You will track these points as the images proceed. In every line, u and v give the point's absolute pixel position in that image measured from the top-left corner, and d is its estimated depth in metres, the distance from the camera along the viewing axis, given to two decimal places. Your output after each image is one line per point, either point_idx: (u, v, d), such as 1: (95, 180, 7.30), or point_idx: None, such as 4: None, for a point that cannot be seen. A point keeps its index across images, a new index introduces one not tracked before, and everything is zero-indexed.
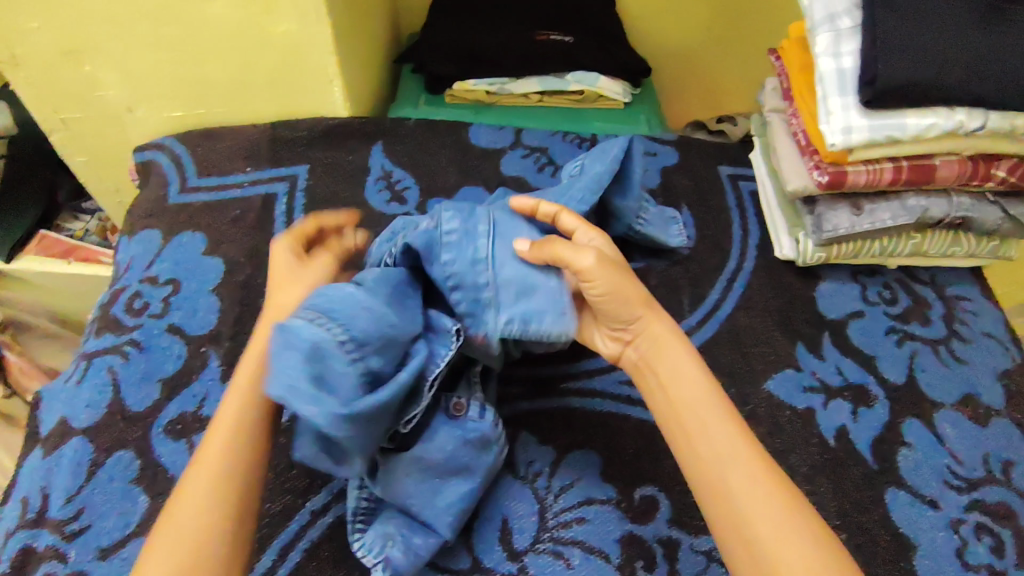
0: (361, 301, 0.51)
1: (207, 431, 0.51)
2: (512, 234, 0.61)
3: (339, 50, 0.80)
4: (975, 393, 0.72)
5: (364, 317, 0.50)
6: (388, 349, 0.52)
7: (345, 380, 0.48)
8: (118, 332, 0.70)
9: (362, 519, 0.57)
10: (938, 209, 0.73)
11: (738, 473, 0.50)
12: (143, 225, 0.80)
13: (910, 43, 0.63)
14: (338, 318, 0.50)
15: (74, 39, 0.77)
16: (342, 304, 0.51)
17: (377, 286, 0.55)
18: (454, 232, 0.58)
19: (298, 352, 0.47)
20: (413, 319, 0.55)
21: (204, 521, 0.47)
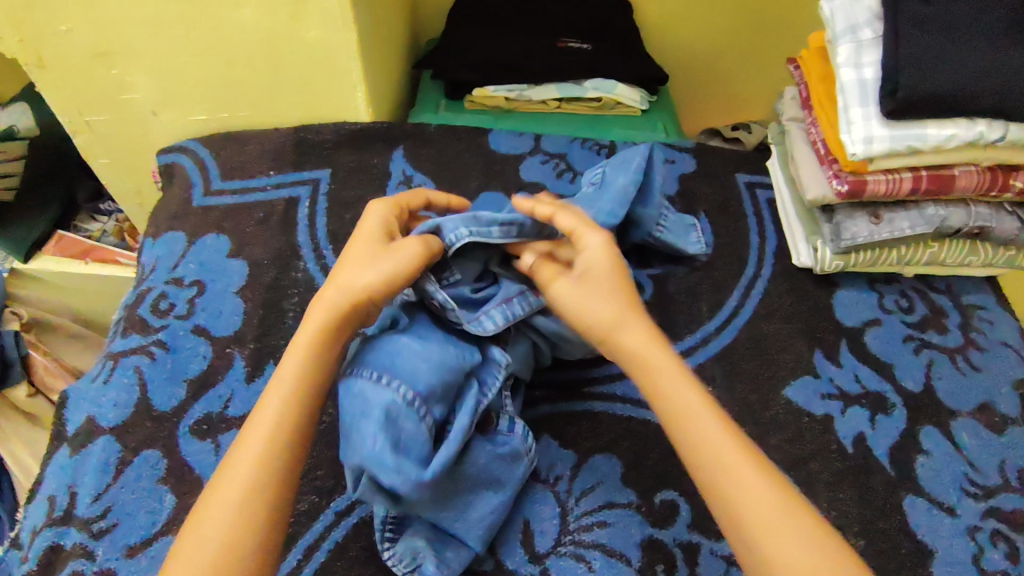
0: (414, 354, 0.54)
1: (241, 433, 0.50)
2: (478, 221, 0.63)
3: (364, 56, 0.81)
4: (992, 401, 0.73)
5: (422, 372, 0.53)
6: (445, 394, 0.55)
7: (418, 438, 0.51)
8: (144, 332, 0.71)
9: (391, 529, 0.56)
10: (957, 219, 0.74)
11: (740, 470, 0.49)
12: (168, 226, 0.81)
13: (931, 55, 0.64)
14: (402, 377, 0.53)
15: (104, 43, 0.78)
16: (403, 362, 0.54)
17: (430, 332, 0.58)
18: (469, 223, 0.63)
19: (373, 417, 0.50)
20: (465, 355, 0.57)
21: (243, 519, 0.46)
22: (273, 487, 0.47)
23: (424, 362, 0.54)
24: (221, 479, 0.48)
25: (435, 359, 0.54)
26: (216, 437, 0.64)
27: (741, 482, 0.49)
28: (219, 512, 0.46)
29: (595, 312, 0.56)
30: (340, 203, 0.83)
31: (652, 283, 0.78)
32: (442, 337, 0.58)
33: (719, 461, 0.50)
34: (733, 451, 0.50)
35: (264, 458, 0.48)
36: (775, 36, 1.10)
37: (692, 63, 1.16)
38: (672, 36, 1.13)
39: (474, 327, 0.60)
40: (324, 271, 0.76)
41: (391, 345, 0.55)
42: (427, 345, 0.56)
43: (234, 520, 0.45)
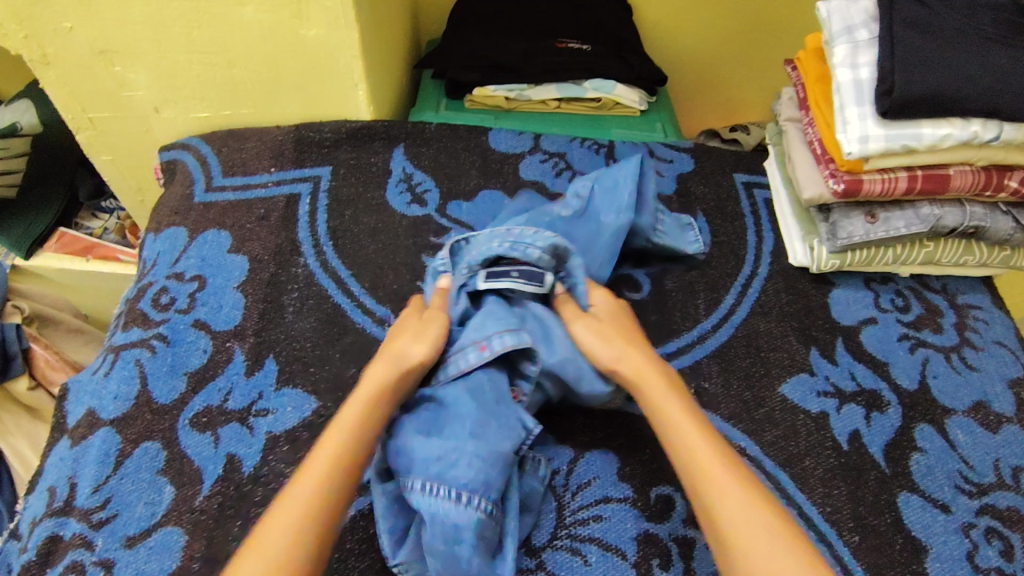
0: (482, 462, 0.54)
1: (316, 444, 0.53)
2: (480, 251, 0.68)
3: (365, 54, 0.81)
4: (986, 400, 0.73)
5: (490, 479, 0.54)
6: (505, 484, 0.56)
7: (490, 542, 0.54)
8: (145, 326, 0.72)
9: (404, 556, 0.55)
10: (952, 218, 0.74)
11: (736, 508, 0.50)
12: (170, 222, 0.81)
13: (925, 55, 0.65)
14: (473, 490, 0.53)
15: (107, 40, 0.79)
16: (472, 472, 0.53)
17: (483, 423, 0.56)
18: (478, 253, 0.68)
19: (464, 539, 0.52)
20: (511, 430, 0.57)
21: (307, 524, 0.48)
22: (313, 549, 0.48)
23: (495, 471, 0.54)
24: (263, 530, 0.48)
25: (497, 464, 0.55)
26: (215, 429, 0.65)
27: (731, 520, 0.49)
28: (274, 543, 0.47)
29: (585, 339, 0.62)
30: (340, 200, 0.83)
31: (650, 281, 0.79)
32: (495, 422, 0.56)
33: (717, 488, 0.51)
34: (733, 488, 0.51)
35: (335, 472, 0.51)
36: (773, 38, 1.11)
37: (692, 64, 1.17)
38: (670, 38, 1.14)
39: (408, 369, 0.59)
40: (324, 267, 0.77)
41: (452, 454, 0.54)
42: (489, 448, 0.55)
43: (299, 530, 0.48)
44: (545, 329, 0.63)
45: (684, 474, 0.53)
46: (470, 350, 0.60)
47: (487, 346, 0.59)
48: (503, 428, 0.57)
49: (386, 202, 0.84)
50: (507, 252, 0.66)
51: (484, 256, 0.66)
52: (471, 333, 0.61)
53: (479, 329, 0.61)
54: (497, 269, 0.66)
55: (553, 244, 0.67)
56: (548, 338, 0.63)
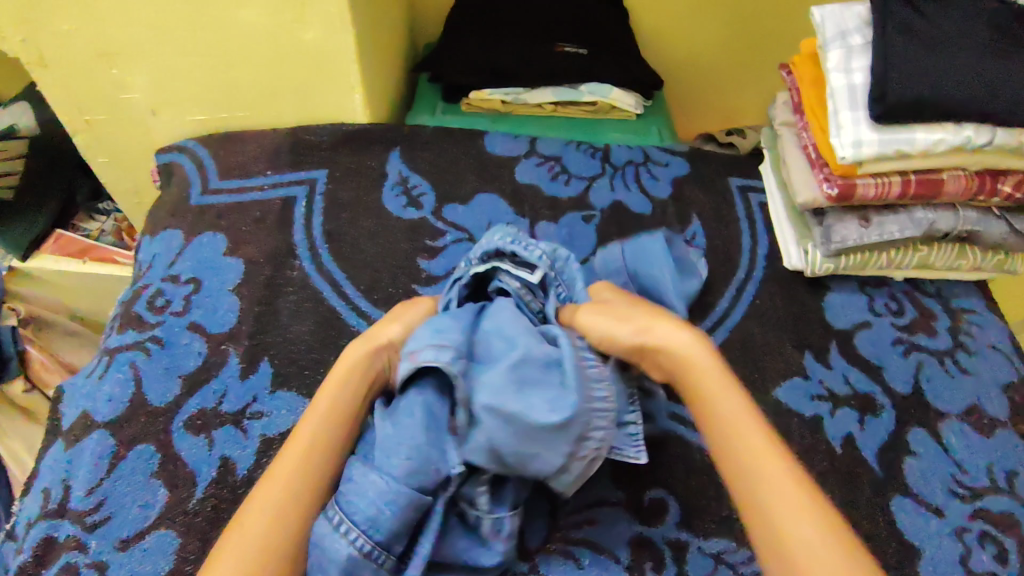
0: (377, 495, 0.49)
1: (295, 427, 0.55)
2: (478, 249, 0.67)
3: (362, 57, 0.82)
4: (980, 404, 0.73)
5: (383, 518, 0.49)
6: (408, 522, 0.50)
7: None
8: (141, 329, 0.72)
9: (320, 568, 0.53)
10: (945, 223, 0.75)
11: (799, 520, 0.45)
12: (166, 225, 0.82)
13: (918, 61, 0.66)
14: (360, 526, 0.48)
15: (105, 43, 0.79)
16: (360, 506, 0.49)
17: (390, 452, 0.50)
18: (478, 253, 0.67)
19: (330, 573, 0.48)
20: (426, 462, 0.50)
21: (290, 501, 0.50)
22: (289, 546, 0.48)
23: (393, 509, 0.49)
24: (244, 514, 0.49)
25: (397, 502, 0.49)
26: (210, 432, 0.65)
27: (809, 543, 0.44)
28: (254, 527, 0.48)
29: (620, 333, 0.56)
30: (337, 203, 0.83)
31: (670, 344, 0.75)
32: (405, 452, 0.50)
33: (782, 505, 0.46)
34: (803, 503, 0.46)
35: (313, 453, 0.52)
36: (769, 43, 1.12)
37: (689, 68, 1.17)
38: (667, 42, 1.14)
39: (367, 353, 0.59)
40: (320, 271, 0.77)
41: (354, 486, 0.50)
42: (392, 480, 0.50)
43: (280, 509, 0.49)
44: (497, 349, 0.55)
45: (749, 485, 0.48)
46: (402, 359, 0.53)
47: (411, 355, 0.53)
48: (417, 459, 0.50)
49: (382, 205, 0.84)
50: (505, 245, 0.65)
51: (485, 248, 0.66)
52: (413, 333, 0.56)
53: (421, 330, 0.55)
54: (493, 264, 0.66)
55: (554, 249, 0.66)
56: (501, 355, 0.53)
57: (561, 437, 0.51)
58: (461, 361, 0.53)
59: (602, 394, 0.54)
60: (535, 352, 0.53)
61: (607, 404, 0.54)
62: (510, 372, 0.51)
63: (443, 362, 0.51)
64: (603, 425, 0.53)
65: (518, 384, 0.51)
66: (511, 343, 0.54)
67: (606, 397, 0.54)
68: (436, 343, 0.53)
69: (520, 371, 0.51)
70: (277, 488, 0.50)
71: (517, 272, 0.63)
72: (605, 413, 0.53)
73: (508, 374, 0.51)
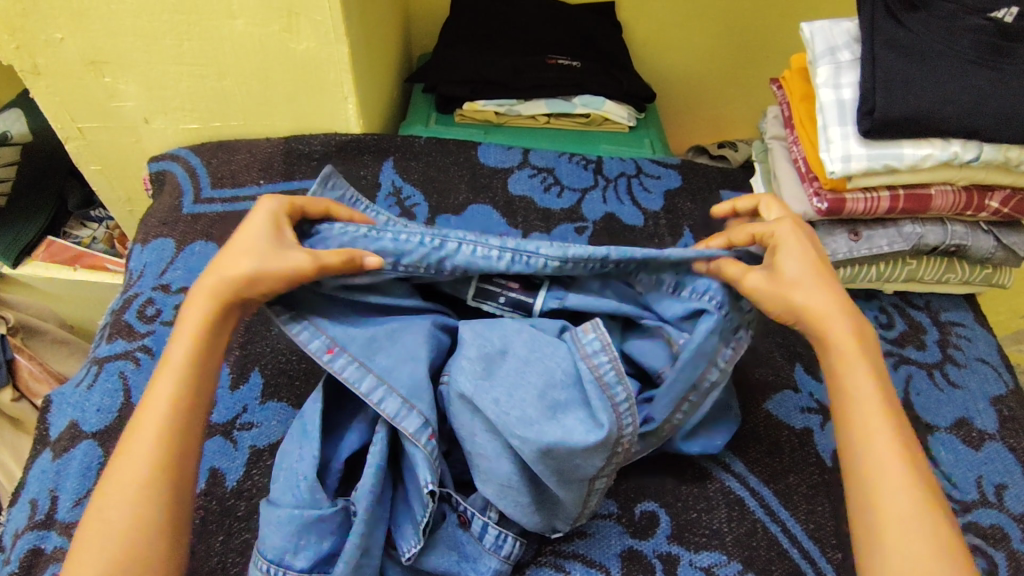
0: (265, 521, 0.52)
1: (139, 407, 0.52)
2: (463, 241, 0.59)
3: (355, 68, 0.82)
4: (968, 417, 0.74)
5: (276, 537, 0.51)
6: (318, 529, 0.52)
7: None
8: (131, 338, 0.71)
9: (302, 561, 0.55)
10: (934, 236, 0.75)
11: (902, 504, 0.49)
12: (157, 233, 0.81)
13: (906, 77, 0.67)
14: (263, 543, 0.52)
15: (98, 51, 0.79)
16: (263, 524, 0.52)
17: (275, 476, 0.54)
18: (460, 246, 0.59)
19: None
20: (307, 472, 0.53)
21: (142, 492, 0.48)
22: (154, 531, 0.47)
23: (269, 529, 0.52)
24: (102, 498, 0.48)
25: (287, 524, 0.51)
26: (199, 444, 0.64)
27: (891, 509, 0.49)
28: (109, 524, 0.47)
29: (731, 266, 0.59)
30: None
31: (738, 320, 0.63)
32: (282, 471, 0.54)
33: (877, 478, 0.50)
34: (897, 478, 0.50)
35: (161, 438, 0.50)
36: (762, 57, 1.13)
37: (681, 81, 1.18)
38: (659, 56, 1.15)
39: (285, 326, 0.58)
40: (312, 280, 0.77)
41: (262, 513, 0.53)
42: (271, 508, 0.52)
43: (135, 501, 0.48)
44: (507, 367, 0.55)
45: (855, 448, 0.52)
46: (321, 341, 0.57)
47: (330, 359, 0.56)
48: (288, 480, 0.53)
49: None
50: (504, 265, 0.59)
51: (476, 264, 0.59)
52: (336, 331, 0.58)
53: (350, 339, 0.58)
54: (488, 284, 0.63)
55: (561, 258, 0.58)
56: (511, 386, 0.54)
57: (597, 453, 0.53)
58: (400, 403, 0.54)
59: (625, 397, 0.55)
60: (552, 372, 0.55)
61: (633, 412, 0.55)
62: (541, 402, 0.53)
63: (359, 391, 0.55)
64: (634, 423, 0.55)
65: (547, 410, 0.53)
66: (519, 364, 0.55)
67: (629, 398, 0.55)
68: (352, 359, 0.56)
69: (545, 397, 0.54)
70: (136, 471, 0.49)
71: (512, 316, 0.62)
72: (633, 413, 0.55)
73: (536, 403, 0.53)
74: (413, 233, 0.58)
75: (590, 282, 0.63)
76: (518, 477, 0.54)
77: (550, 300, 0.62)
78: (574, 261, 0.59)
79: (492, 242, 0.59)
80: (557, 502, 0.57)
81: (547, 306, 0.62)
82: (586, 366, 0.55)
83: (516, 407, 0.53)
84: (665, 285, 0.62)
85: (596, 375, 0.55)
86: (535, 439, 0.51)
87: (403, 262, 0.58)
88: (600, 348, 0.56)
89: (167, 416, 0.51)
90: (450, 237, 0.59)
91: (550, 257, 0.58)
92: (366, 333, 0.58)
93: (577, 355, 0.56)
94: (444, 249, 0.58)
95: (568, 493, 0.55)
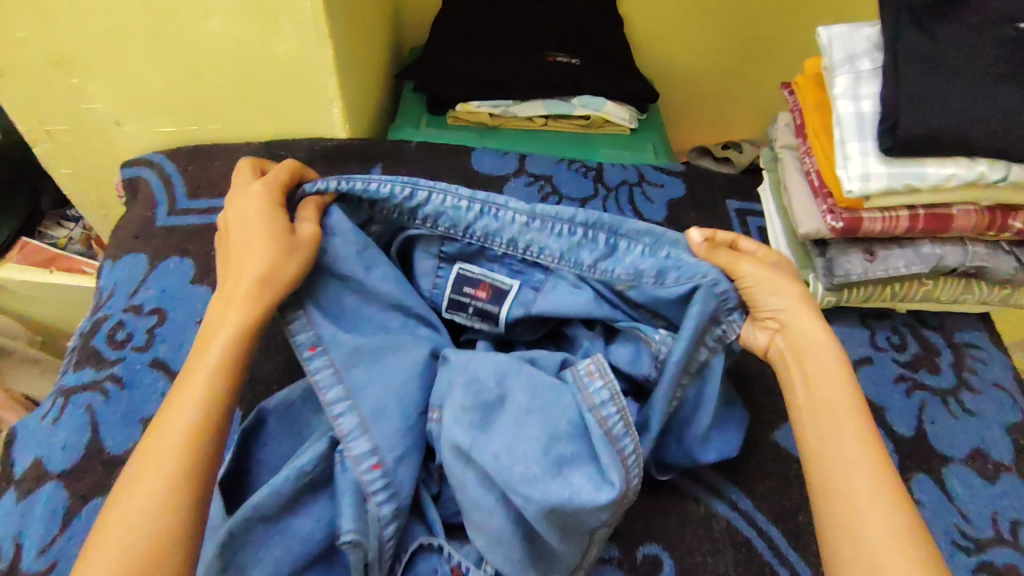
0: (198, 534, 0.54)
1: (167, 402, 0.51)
2: (436, 195, 0.61)
3: (341, 70, 0.77)
4: (983, 447, 0.70)
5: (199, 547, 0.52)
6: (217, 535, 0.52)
7: None
8: (99, 366, 0.66)
9: None
10: (954, 258, 0.70)
11: (879, 523, 0.48)
12: (130, 247, 0.76)
13: (933, 91, 0.62)
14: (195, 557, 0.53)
15: (64, 51, 0.73)
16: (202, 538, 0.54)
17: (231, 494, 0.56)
18: (435, 199, 0.61)
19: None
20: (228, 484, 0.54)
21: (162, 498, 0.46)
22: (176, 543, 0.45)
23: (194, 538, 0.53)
24: (128, 496, 0.46)
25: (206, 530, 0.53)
26: None
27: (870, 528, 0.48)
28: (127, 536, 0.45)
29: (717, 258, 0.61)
30: None
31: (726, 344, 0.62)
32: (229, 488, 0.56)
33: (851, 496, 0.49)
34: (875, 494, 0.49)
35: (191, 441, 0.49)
36: (770, 55, 1.08)
37: (685, 80, 1.13)
38: (662, 52, 1.09)
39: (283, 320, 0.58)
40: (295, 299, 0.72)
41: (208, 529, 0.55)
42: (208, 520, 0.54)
43: (155, 507, 0.46)
44: (507, 418, 0.52)
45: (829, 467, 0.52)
46: (304, 340, 0.57)
47: (310, 357, 0.57)
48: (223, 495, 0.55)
49: None
50: (473, 217, 0.61)
51: (448, 216, 0.62)
52: (327, 330, 0.58)
53: (336, 342, 0.57)
54: (461, 295, 0.63)
55: (527, 213, 0.61)
56: (513, 431, 0.51)
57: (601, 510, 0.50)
58: (361, 427, 0.54)
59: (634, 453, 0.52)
60: (558, 424, 0.52)
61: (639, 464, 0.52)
62: (545, 456, 0.50)
63: (324, 399, 0.55)
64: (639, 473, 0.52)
65: (552, 464, 0.50)
66: (521, 413, 0.52)
67: (635, 452, 0.52)
68: (329, 364, 0.56)
69: (549, 449, 0.51)
70: (167, 465, 0.47)
71: (480, 327, 0.63)
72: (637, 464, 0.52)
73: (541, 457, 0.50)
74: (387, 184, 0.62)
75: (563, 276, 0.62)
76: (514, 533, 0.51)
77: (516, 306, 0.61)
78: (541, 217, 0.61)
79: (462, 193, 0.62)
80: (554, 556, 0.53)
81: (510, 319, 0.62)
82: (593, 418, 0.53)
83: (518, 460, 0.50)
84: (646, 277, 0.60)
85: (603, 428, 0.52)
86: (538, 500, 0.48)
87: (382, 206, 0.63)
88: (607, 398, 0.53)
89: (203, 410, 0.50)
90: (421, 187, 0.62)
91: (517, 210, 0.61)
92: (351, 341, 0.57)
93: (585, 407, 0.53)
94: (415, 200, 0.62)
95: (569, 546, 0.52)
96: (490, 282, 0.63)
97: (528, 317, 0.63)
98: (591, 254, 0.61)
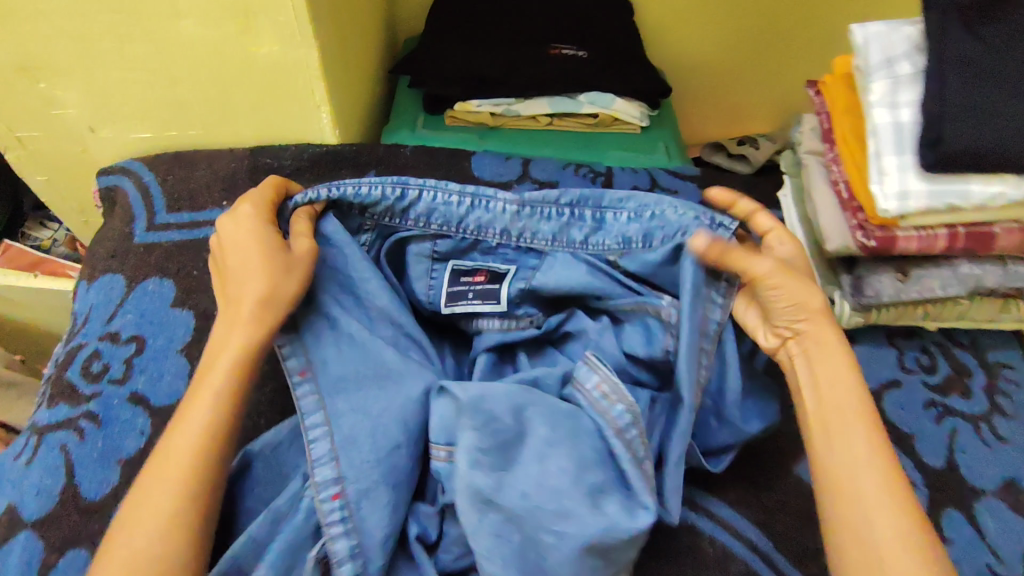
0: None
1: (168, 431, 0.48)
2: (423, 187, 0.60)
3: (329, 73, 0.70)
4: (1018, 478, 0.66)
5: None
6: None
7: None
8: (73, 402, 0.62)
9: None
10: (993, 279, 0.65)
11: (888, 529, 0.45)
12: (106, 267, 0.71)
13: (980, 103, 0.56)
14: None
15: (29, 55, 0.68)
16: None
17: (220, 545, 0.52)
18: (423, 193, 0.60)
19: None
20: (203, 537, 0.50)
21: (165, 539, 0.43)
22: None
23: None
24: (124, 534, 0.44)
25: None
26: None
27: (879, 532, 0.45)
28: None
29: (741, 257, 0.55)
30: None
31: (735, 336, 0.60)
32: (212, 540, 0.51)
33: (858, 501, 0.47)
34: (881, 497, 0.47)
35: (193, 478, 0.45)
36: (788, 44, 1.02)
37: (697, 71, 1.07)
38: (674, 41, 1.03)
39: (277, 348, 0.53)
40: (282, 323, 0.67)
41: None
42: None
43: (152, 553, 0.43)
44: (527, 451, 0.48)
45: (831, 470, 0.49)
46: (294, 361, 0.53)
47: (298, 381, 0.52)
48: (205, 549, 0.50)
49: None
50: (465, 210, 0.60)
51: (439, 211, 0.60)
52: (319, 353, 0.53)
53: (325, 368, 0.53)
54: (455, 287, 0.61)
55: (517, 201, 0.60)
56: (538, 460, 0.47)
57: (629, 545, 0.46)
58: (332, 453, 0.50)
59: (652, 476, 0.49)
60: (583, 452, 0.48)
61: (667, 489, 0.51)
62: (577, 487, 0.46)
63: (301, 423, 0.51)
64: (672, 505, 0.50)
65: (586, 494, 0.46)
66: (542, 444, 0.48)
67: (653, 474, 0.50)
68: (316, 389, 0.52)
69: (580, 480, 0.46)
70: (162, 508, 0.44)
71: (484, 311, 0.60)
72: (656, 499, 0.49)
73: (572, 488, 0.46)
74: (374, 183, 0.60)
75: (558, 257, 0.61)
76: None
77: (517, 281, 0.60)
78: (531, 204, 0.60)
79: (452, 187, 0.61)
80: None
81: (513, 291, 0.60)
82: (619, 442, 0.49)
83: (550, 494, 0.46)
84: (634, 242, 0.59)
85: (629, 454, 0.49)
86: (576, 534, 0.44)
87: (370, 210, 0.60)
88: (629, 421, 0.50)
89: (202, 446, 0.47)
90: (410, 184, 0.60)
91: (506, 198, 0.60)
92: (336, 358, 0.53)
93: (609, 433, 0.49)
94: (405, 198, 0.60)
95: None
96: (489, 268, 0.61)
97: (530, 300, 0.61)
98: (581, 231, 0.60)
